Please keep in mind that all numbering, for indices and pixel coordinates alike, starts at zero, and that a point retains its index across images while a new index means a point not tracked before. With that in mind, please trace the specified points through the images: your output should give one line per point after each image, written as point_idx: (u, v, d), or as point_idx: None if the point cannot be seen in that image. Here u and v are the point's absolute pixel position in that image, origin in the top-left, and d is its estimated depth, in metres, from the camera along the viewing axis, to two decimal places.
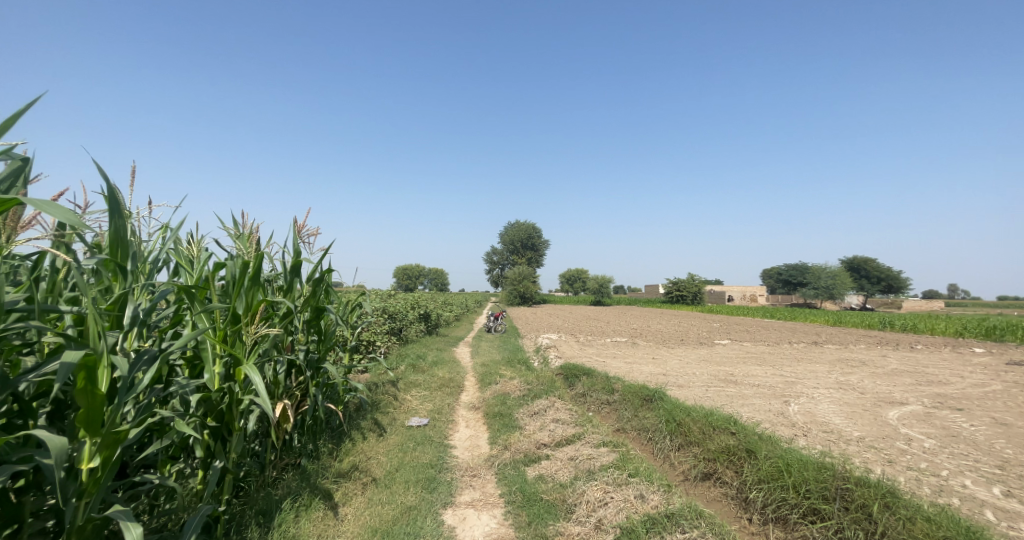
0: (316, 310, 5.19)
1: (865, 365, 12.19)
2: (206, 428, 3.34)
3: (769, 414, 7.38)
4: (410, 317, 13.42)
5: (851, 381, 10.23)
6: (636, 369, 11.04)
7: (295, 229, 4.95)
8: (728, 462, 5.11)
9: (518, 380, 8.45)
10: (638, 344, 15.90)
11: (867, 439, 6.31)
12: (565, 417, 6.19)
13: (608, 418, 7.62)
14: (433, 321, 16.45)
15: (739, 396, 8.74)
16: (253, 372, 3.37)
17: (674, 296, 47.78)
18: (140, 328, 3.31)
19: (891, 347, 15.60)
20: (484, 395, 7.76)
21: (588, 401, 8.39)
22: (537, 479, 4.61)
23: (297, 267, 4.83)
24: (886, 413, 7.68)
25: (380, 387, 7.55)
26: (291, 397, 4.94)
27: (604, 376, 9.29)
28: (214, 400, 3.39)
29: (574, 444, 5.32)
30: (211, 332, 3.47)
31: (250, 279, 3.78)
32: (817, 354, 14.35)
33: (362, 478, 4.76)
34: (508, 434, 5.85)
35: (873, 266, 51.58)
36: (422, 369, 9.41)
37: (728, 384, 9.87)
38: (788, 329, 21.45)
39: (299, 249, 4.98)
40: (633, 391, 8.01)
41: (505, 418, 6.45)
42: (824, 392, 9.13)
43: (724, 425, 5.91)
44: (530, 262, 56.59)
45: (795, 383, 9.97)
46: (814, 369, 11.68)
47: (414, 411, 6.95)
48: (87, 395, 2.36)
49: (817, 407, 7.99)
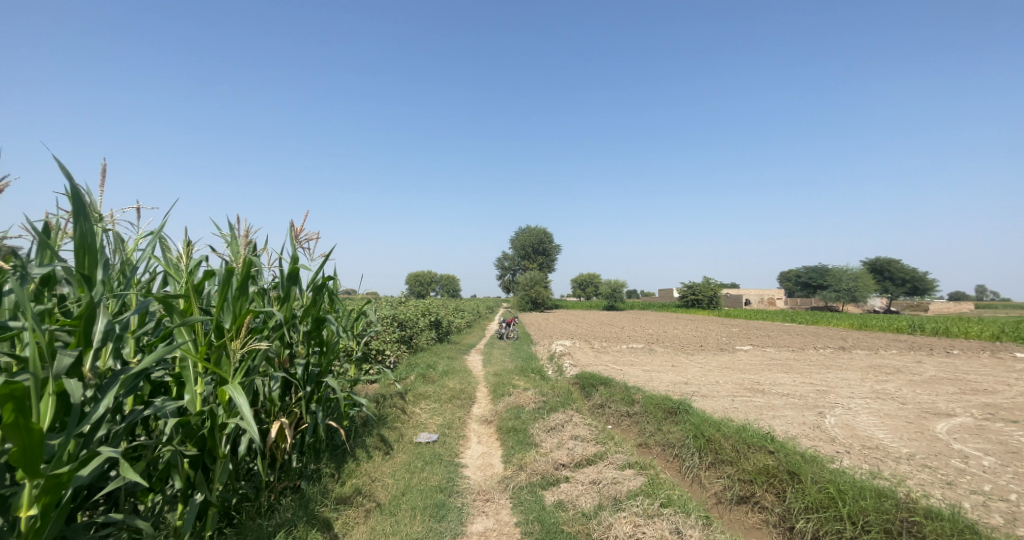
0: (317, 319, 4.80)
1: (900, 373, 11.53)
2: (185, 456, 2.93)
3: (804, 429, 6.89)
4: (420, 324, 13.04)
5: (888, 390, 9.63)
6: (657, 378, 10.54)
7: (293, 234, 4.56)
8: (767, 485, 4.63)
9: (532, 391, 7.99)
10: (656, 350, 15.33)
11: (917, 457, 5.78)
12: (585, 433, 5.73)
13: (629, 433, 7.14)
14: (443, 328, 16.05)
15: (768, 407, 8.21)
16: (235, 393, 2.90)
17: (689, 300, 46.90)
18: (115, 346, 2.95)
19: (924, 352, 14.89)
20: (497, 407, 7.33)
21: (607, 413, 7.93)
22: (557, 507, 4.17)
23: (295, 274, 4.44)
24: (934, 426, 7.11)
25: (387, 400, 7.16)
26: (291, 415, 4.56)
27: (623, 385, 8.83)
28: (193, 424, 2.98)
29: (596, 465, 4.86)
30: (192, 347, 3.07)
31: (238, 287, 3.39)
32: (847, 360, 13.71)
33: (364, 504, 4.36)
34: (523, 453, 5.40)
35: (896, 268, 50.32)
36: (432, 379, 9.01)
37: (755, 394, 9.33)
38: (812, 334, 20.69)
39: (298, 256, 4.61)
40: (654, 402, 7.53)
41: (520, 434, 6.00)
42: (860, 402, 8.56)
43: (759, 441, 5.42)
44: (541, 267, 56.16)
45: (827, 393, 9.41)
46: (846, 377, 11.06)
47: (423, 425, 6.54)
48: (20, 432, 2.05)
49: (856, 420, 7.43)
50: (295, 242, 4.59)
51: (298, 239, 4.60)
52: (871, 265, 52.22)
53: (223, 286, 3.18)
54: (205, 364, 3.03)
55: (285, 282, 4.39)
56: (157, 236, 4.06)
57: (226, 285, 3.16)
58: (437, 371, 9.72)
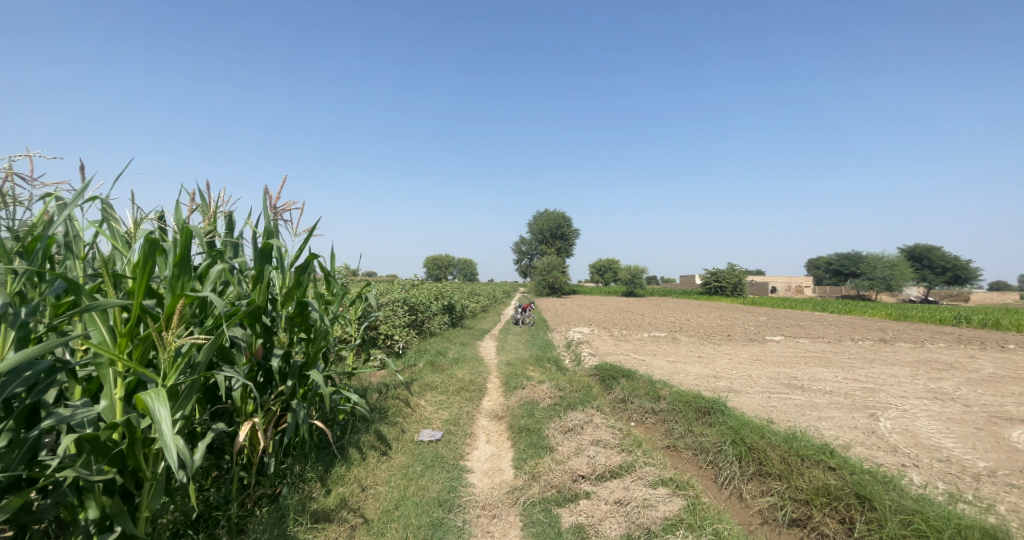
0: (301, 302, 4.09)
1: (954, 369, 10.52)
2: (98, 480, 2.27)
3: (856, 435, 6.09)
4: (432, 309, 12.41)
5: (945, 389, 8.69)
6: (682, 371, 9.75)
7: (266, 204, 3.74)
8: (828, 509, 3.89)
9: (548, 384, 7.25)
10: (680, 340, 14.45)
11: (1000, 475, 4.95)
12: (608, 437, 4.98)
13: (654, 433, 6.42)
14: (457, 313, 15.41)
15: (812, 407, 7.38)
16: (155, 403, 2.20)
17: (713, 287, 45.54)
18: (18, 334, 2.35)
19: (975, 347, 13.76)
20: (508, 402, 6.64)
21: (629, 409, 7.19)
22: (575, 532, 3.48)
23: (269, 250, 3.69)
24: (1010, 435, 6.22)
25: (388, 391, 6.52)
26: (267, 414, 3.89)
27: (647, 379, 8.07)
28: (107, 440, 2.32)
29: (623, 479, 4.13)
30: (110, 342, 2.40)
31: (177, 265, 2.67)
32: (891, 353, 12.68)
33: (349, 521, 3.71)
34: (537, 459, 4.69)
35: (935, 256, 48.02)
36: (440, 368, 8.36)
37: (794, 390, 8.48)
38: (847, 324, 19.47)
39: (273, 229, 3.83)
40: (684, 400, 6.76)
41: (534, 436, 5.29)
42: (916, 403, 7.66)
43: (815, 454, 4.62)
44: (560, 252, 55.17)
45: (876, 391, 8.50)
46: (893, 373, 10.10)
47: (426, 420, 5.88)
48: None
49: (916, 426, 6.58)
50: (271, 213, 3.79)
51: (274, 210, 3.77)
52: (909, 253, 50.04)
53: (147, 261, 2.46)
54: (125, 363, 2.34)
55: (257, 260, 3.65)
56: (103, 205, 3.36)
57: (151, 261, 2.44)
58: (447, 359, 9.09)
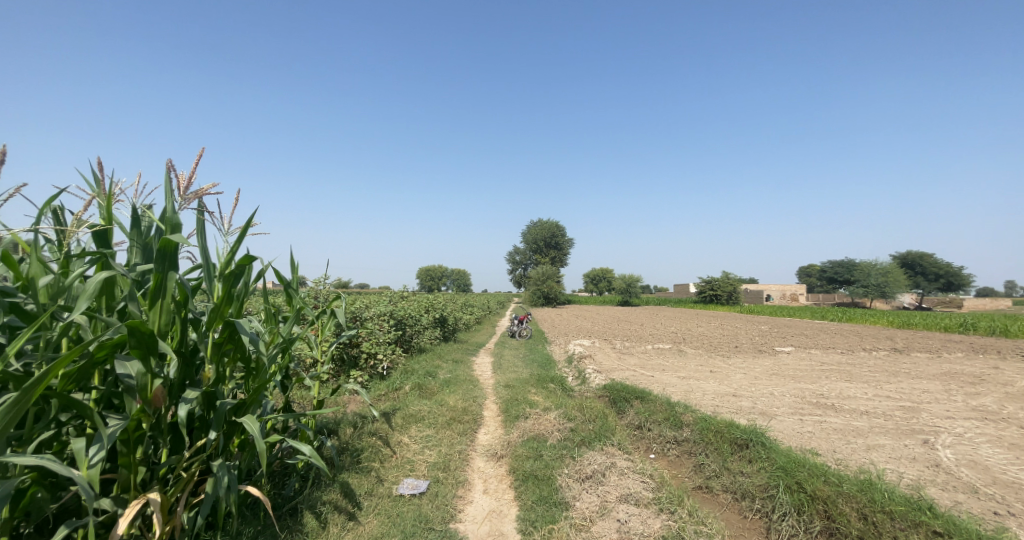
0: (231, 324, 2.93)
1: (988, 383, 9.67)
2: None
3: (921, 470, 5.15)
4: (422, 322, 11.26)
5: (990, 408, 7.81)
6: (698, 389, 8.73)
7: (168, 188, 2.54)
8: None
9: (553, 413, 6.19)
10: (687, 352, 13.46)
11: None
12: (639, 490, 3.93)
13: (680, 468, 5.39)
14: (448, 327, 14.21)
15: (854, 432, 6.44)
16: None
17: (707, 296, 44.91)
18: None
19: (997, 357, 12.98)
20: (508, 436, 5.57)
21: (647, 438, 6.17)
22: None
23: (173, 251, 2.51)
24: None
25: (365, 426, 5.41)
26: (178, 480, 2.76)
27: (665, 401, 7.04)
28: None
29: None
30: None
31: None
32: (912, 365, 11.83)
33: None
34: (551, 523, 3.64)
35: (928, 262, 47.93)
36: (429, 393, 7.25)
37: (827, 411, 7.53)
38: (855, 333, 18.65)
39: (179, 222, 2.63)
40: (713, 428, 5.74)
41: (543, 486, 4.23)
42: (969, 427, 6.76)
43: (907, 511, 3.69)
44: (552, 262, 54.22)
45: (917, 411, 7.58)
46: (925, 388, 9.22)
47: (408, 464, 4.79)
48: None
49: (982, 456, 5.68)
50: (176, 201, 2.57)
51: (181, 197, 2.56)
52: (900, 258, 49.81)
53: None
54: None
55: (154, 264, 2.49)
56: None
57: None
58: (437, 382, 7.96)
